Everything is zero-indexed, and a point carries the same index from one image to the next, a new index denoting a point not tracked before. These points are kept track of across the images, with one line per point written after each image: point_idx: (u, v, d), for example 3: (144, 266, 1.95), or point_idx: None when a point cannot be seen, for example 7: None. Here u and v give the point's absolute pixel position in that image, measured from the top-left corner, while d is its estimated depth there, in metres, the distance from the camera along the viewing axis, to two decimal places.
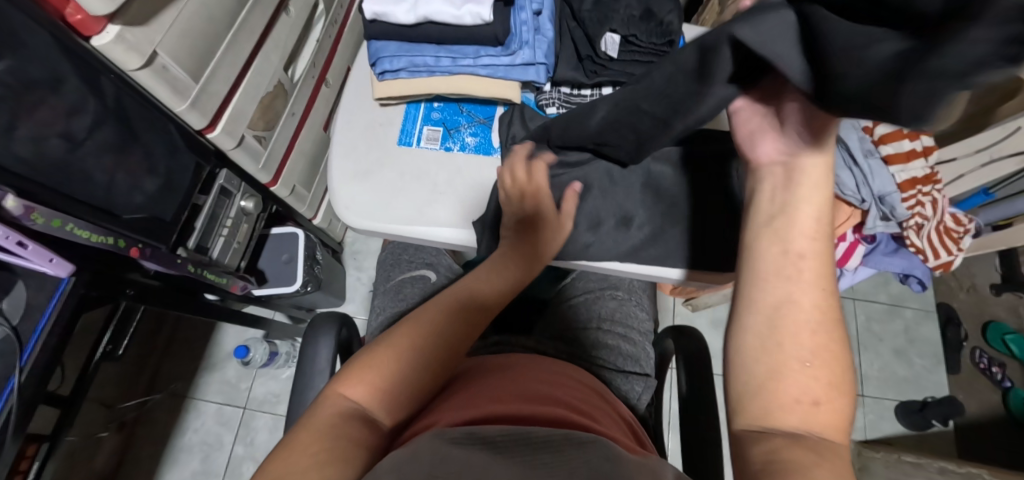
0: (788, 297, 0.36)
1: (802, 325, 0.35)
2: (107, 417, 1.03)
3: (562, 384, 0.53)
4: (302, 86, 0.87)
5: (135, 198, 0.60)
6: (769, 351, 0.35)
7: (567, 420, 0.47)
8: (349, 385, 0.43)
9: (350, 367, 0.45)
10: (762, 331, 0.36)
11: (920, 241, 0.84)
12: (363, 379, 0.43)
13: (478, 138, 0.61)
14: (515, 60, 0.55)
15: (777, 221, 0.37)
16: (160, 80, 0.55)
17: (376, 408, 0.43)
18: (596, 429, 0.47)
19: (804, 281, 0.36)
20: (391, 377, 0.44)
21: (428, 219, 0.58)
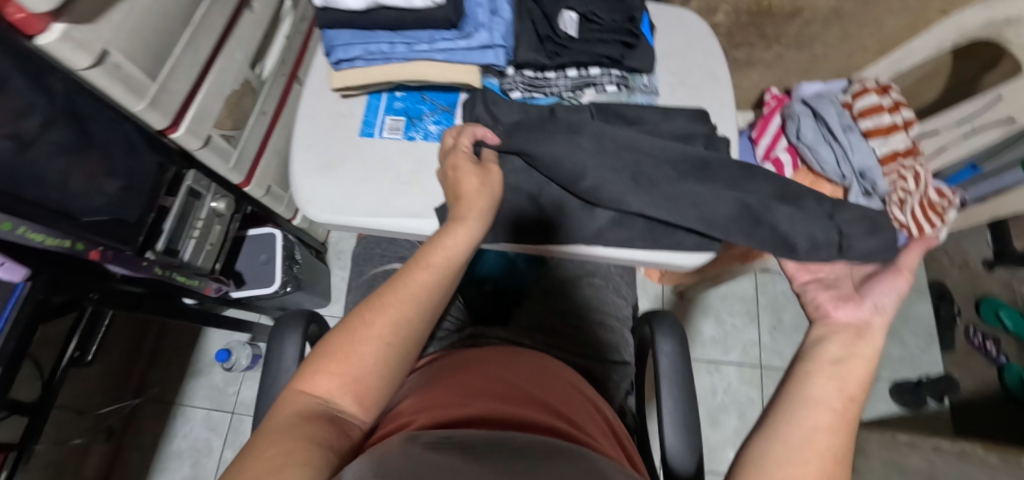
0: (819, 423, 0.37)
1: (825, 455, 0.36)
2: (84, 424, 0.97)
3: (541, 384, 0.52)
4: (272, 83, 0.86)
5: (95, 200, 0.59)
6: (794, 462, 0.35)
7: (545, 423, 0.45)
8: (312, 379, 0.43)
9: (313, 361, 0.43)
10: (790, 441, 0.36)
11: (904, 216, 0.79)
12: (325, 370, 0.43)
13: (441, 126, 0.61)
14: (472, 43, 0.54)
15: (837, 365, 0.41)
16: (113, 78, 0.54)
17: (340, 402, 0.42)
18: (574, 432, 0.45)
19: (837, 417, 0.37)
20: (352, 369, 0.43)
21: (393, 209, 0.57)
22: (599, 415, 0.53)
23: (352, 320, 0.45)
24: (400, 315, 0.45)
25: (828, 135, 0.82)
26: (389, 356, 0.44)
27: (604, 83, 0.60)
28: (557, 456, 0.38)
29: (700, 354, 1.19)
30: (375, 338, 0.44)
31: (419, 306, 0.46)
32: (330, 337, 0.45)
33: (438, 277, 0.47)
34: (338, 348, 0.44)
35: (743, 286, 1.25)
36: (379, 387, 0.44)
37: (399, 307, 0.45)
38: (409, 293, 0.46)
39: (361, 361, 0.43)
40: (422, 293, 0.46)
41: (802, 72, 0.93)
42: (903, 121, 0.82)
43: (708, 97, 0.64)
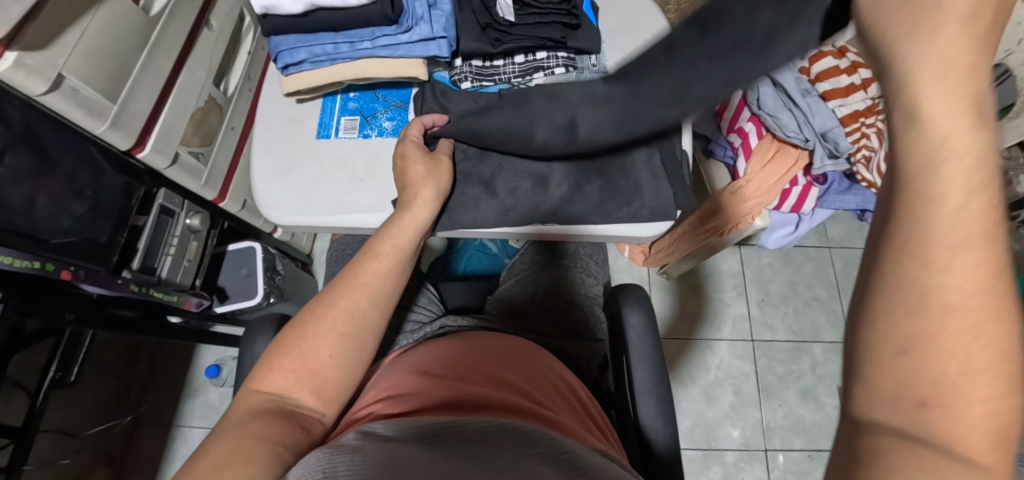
0: (883, 268, 0.25)
1: (913, 303, 0.24)
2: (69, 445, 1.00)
3: (506, 366, 0.53)
4: (238, 99, 0.87)
5: (62, 222, 0.61)
6: (869, 331, 0.25)
7: (507, 404, 0.46)
8: (264, 378, 0.44)
9: (267, 359, 0.45)
10: (867, 345, 0.25)
11: (870, 174, 0.83)
12: (280, 366, 0.44)
13: (396, 121, 0.62)
14: (413, 36, 0.56)
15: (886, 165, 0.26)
16: (72, 102, 0.55)
17: (297, 395, 0.44)
18: (537, 411, 0.45)
19: (906, 253, 0.24)
20: (306, 361, 0.45)
21: (351, 206, 0.58)
22: (566, 391, 0.53)
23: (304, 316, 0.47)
24: (353, 305, 0.47)
25: (788, 100, 0.83)
26: (342, 347, 0.46)
27: (552, 66, 0.61)
28: (507, 438, 0.38)
29: (691, 333, 1.20)
30: (327, 329, 0.46)
31: (372, 295, 0.48)
32: (283, 335, 0.46)
33: (388, 267, 0.50)
34: (292, 345, 0.45)
35: (728, 262, 1.26)
36: (334, 379, 0.45)
37: (351, 298, 0.48)
38: (361, 284, 0.48)
39: (314, 353, 0.45)
40: (374, 283, 0.49)
41: None
42: (863, 80, 0.83)
43: None
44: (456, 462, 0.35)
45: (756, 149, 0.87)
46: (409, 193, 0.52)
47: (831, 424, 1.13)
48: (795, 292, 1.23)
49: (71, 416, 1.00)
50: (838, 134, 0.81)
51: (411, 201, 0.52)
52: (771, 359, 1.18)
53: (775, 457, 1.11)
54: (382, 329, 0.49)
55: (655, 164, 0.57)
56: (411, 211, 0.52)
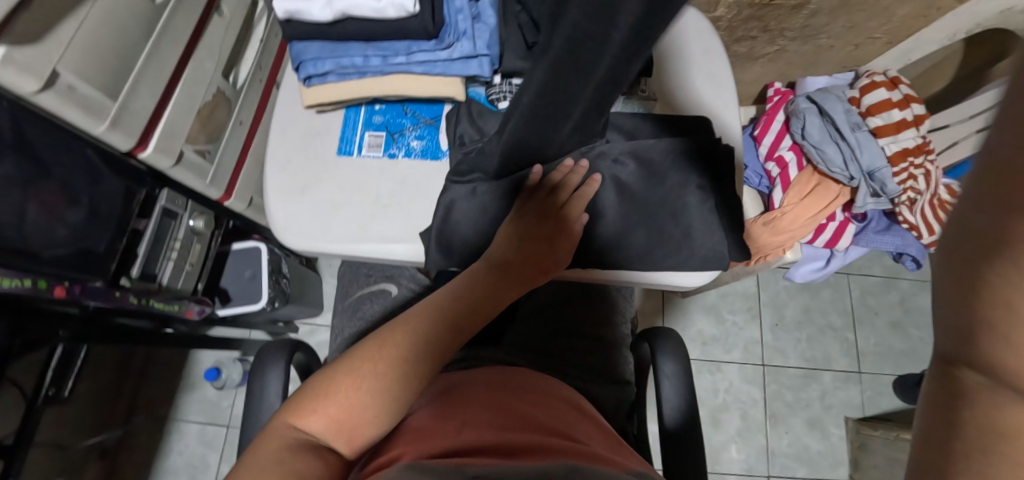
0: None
1: None
2: (64, 459, 0.94)
3: (551, 409, 0.46)
4: (248, 91, 0.81)
5: (57, 233, 0.56)
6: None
7: (553, 445, 0.39)
8: (299, 413, 0.40)
9: (304, 395, 0.42)
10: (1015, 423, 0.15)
11: (914, 217, 0.80)
12: (315, 404, 0.41)
13: (425, 141, 0.56)
14: (453, 53, 0.50)
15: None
16: (68, 102, 0.50)
17: (330, 440, 0.40)
18: (587, 451, 0.39)
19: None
20: (333, 401, 0.41)
21: (373, 235, 0.53)
22: (612, 435, 0.46)
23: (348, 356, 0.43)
24: (396, 350, 0.43)
25: (835, 133, 0.79)
26: (370, 392, 0.41)
27: None
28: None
29: (702, 354, 1.17)
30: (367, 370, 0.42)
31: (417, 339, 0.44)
32: (323, 371, 0.43)
33: (441, 310, 0.46)
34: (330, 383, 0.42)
35: (745, 283, 1.22)
36: (365, 422, 0.40)
37: (389, 342, 0.43)
38: (405, 327, 0.45)
39: (343, 394, 0.41)
40: (418, 326, 0.45)
41: (806, 64, 0.89)
42: (915, 116, 0.79)
43: (709, 103, 0.60)
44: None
45: (794, 181, 0.82)
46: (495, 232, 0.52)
47: (835, 453, 1.12)
48: (810, 318, 1.21)
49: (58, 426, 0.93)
50: (887, 174, 0.77)
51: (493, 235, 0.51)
52: (781, 385, 1.16)
53: None
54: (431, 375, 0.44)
55: (708, 209, 0.52)
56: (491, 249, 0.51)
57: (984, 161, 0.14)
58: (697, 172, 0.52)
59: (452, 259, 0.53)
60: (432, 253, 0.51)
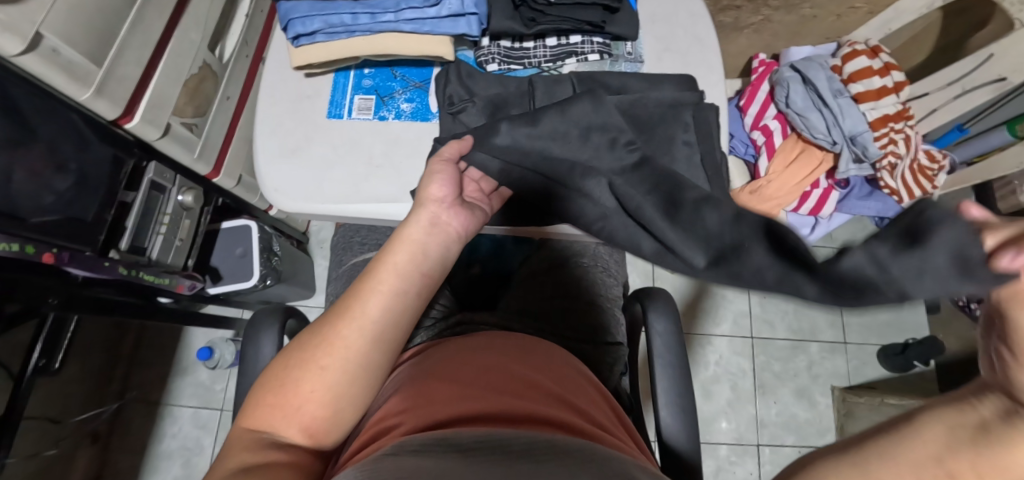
0: None
1: None
2: (57, 433, 0.94)
3: (534, 366, 0.46)
4: (235, 66, 0.81)
5: (45, 199, 0.55)
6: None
7: (529, 413, 0.39)
8: (254, 415, 0.39)
9: (257, 394, 0.40)
10: None
11: (894, 181, 0.83)
12: (266, 403, 0.39)
13: (415, 104, 0.57)
14: (441, 11, 0.50)
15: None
16: (52, 66, 0.49)
17: (289, 436, 0.38)
18: (562, 419, 0.39)
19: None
20: (290, 399, 0.39)
21: (366, 195, 0.53)
22: (593, 392, 0.46)
23: (297, 349, 0.40)
24: (343, 341, 0.40)
25: (818, 100, 0.81)
26: (330, 383, 0.39)
27: (586, 51, 0.57)
28: (570, 454, 0.32)
29: (693, 328, 1.19)
30: (316, 366, 0.39)
31: (367, 326, 0.41)
32: (273, 367, 0.41)
33: (391, 286, 0.43)
34: (281, 381, 0.39)
35: None
36: (322, 417, 0.39)
37: (342, 332, 0.40)
38: (353, 313, 0.41)
39: (301, 390, 0.39)
40: (364, 312, 0.41)
41: (789, 35, 0.91)
42: (894, 83, 0.82)
43: (696, 63, 0.61)
44: (512, 462, 0.30)
45: (779, 149, 0.84)
46: (419, 192, 0.47)
47: (823, 421, 1.15)
48: None
49: (49, 403, 0.92)
50: (868, 138, 0.79)
51: (423, 198, 0.47)
52: (769, 357, 1.18)
53: (766, 451, 1.12)
54: (390, 357, 0.42)
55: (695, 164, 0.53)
56: (420, 218, 0.46)
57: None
58: (685, 128, 0.53)
59: None
60: None
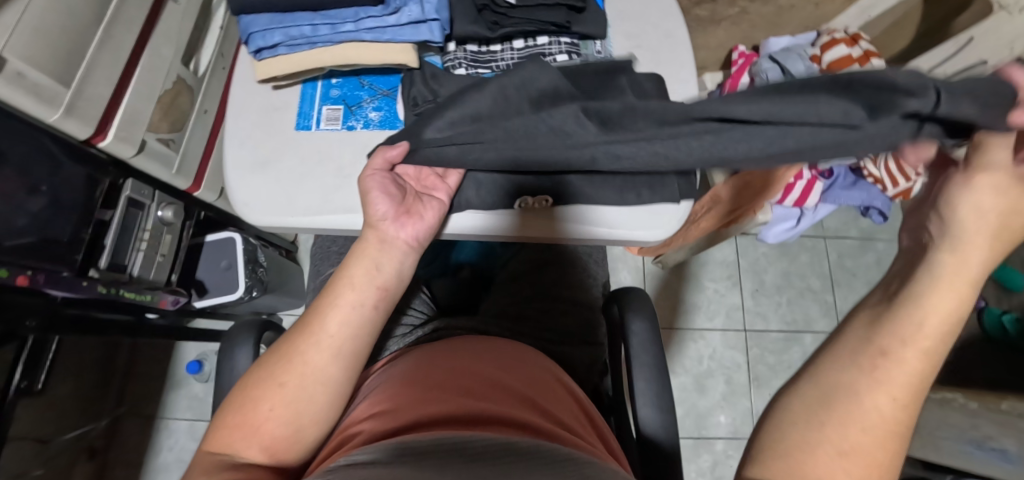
0: (840, 387, 0.37)
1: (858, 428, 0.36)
2: (41, 454, 0.91)
3: (497, 366, 0.46)
4: (211, 79, 0.81)
5: (18, 221, 0.56)
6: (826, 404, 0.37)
7: (483, 412, 0.39)
8: (218, 438, 0.41)
9: (223, 418, 0.42)
10: (805, 436, 0.37)
11: (877, 170, 0.81)
12: (229, 425, 0.41)
13: (383, 112, 0.56)
14: (401, 19, 0.50)
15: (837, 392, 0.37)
16: (17, 89, 0.48)
17: (251, 456, 0.40)
18: (515, 417, 0.39)
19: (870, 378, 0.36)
20: (250, 419, 0.40)
21: (336, 206, 0.53)
22: (559, 389, 0.46)
23: (258, 371, 0.43)
24: (300, 361, 0.42)
25: None
26: (288, 401, 0.41)
27: (553, 52, 0.55)
28: (521, 456, 0.32)
29: (686, 324, 1.19)
30: (275, 386, 0.41)
31: (322, 343, 0.43)
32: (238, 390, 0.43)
33: (344, 303, 0.45)
34: (243, 403, 0.41)
35: (723, 252, 1.24)
36: (282, 435, 0.40)
37: (302, 352, 0.42)
38: (308, 333, 0.43)
39: (260, 409, 0.41)
40: (319, 331, 0.43)
41: (768, 26, 0.91)
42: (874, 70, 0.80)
43: (667, 60, 0.60)
44: (458, 465, 0.30)
45: None
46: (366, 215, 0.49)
47: None
48: (790, 282, 1.22)
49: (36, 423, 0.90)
50: None
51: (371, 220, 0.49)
52: (763, 349, 1.18)
53: None
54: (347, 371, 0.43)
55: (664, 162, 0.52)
56: (370, 240, 0.48)
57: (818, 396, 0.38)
58: None
59: None
60: None
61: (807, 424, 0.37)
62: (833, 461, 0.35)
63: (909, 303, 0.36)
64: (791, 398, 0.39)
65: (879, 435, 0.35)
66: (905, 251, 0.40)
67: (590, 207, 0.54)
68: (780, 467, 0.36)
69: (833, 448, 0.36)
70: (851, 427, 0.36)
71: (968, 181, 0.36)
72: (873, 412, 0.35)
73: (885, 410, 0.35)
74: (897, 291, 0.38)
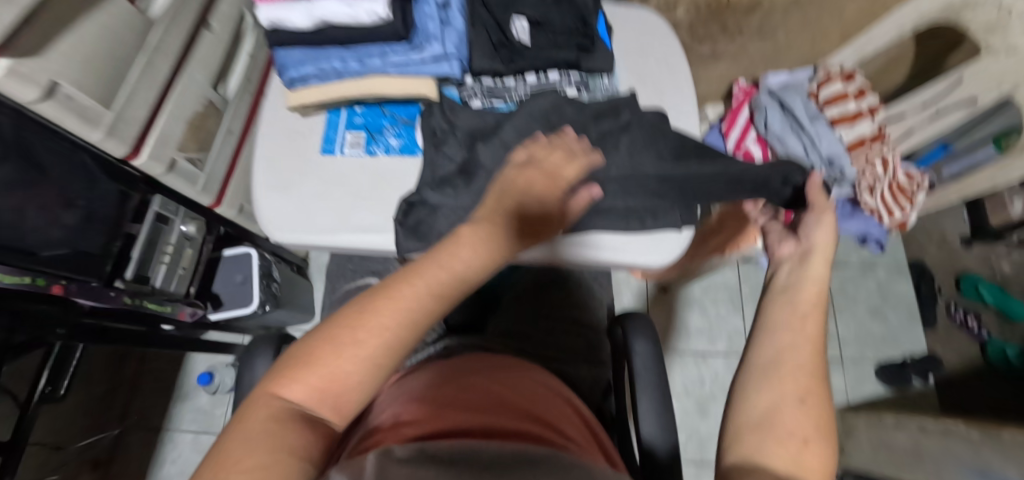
0: (773, 363, 0.40)
1: (790, 393, 0.38)
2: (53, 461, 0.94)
3: (522, 389, 0.48)
4: (237, 102, 0.85)
5: (53, 233, 0.59)
6: (770, 383, 0.39)
7: (524, 434, 0.41)
8: (288, 379, 0.33)
9: (289, 358, 0.33)
10: (761, 413, 0.37)
11: (874, 201, 0.84)
12: (308, 368, 0.33)
13: (402, 139, 0.60)
14: (424, 56, 0.54)
15: (776, 370, 0.39)
16: (65, 110, 0.52)
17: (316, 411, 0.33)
18: (556, 442, 0.41)
19: (792, 344, 0.40)
20: (336, 368, 0.33)
21: (354, 226, 0.56)
22: (575, 414, 0.49)
23: (352, 311, 0.34)
24: (407, 309, 0.34)
25: (795, 125, 0.84)
26: (385, 352, 0.33)
27: (563, 86, 0.59)
28: (535, 464, 0.34)
29: (688, 347, 1.20)
30: (372, 332, 0.33)
31: (437, 299, 0.36)
32: (312, 332, 0.34)
33: (468, 267, 0.38)
34: (331, 344, 0.33)
35: (725, 276, 1.26)
36: (364, 391, 0.34)
37: (411, 301, 0.35)
38: (423, 281, 0.36)
39: (350, 357, 0.33)
40: (438, 284, 0.36)
41: (767, 62, 0.95)
42: (869, 106, 0.84)
43: (670, 94, 0.64)
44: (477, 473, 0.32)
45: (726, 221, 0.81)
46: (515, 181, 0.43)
47: None
48: None
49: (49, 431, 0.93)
50: (845, 161, 0.82)
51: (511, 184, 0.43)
52: None
53: None
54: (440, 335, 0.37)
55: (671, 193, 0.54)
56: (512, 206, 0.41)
57: (758, 374, 0.40)
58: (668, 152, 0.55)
59: (425, 243, 0.53)
60: (407, 238, 0.54)
61: (769, 386, 0.38)
62: (797, 411, 0.37)
63: (800, 278, 0.44)
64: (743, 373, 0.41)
65: (813, 378, 0.39)
66: (785, 262, 0.48)
67: (591, 235, 0.58)
68: (757, 440, 0.36)
69: (792, 399, 0.37)
70: (795, 375, 0.39)
71: (819, 217, 0.48)
72: (805, 357, 0.39)
73: (812, 355, 0.39)
74: (794, 276, 0.45)
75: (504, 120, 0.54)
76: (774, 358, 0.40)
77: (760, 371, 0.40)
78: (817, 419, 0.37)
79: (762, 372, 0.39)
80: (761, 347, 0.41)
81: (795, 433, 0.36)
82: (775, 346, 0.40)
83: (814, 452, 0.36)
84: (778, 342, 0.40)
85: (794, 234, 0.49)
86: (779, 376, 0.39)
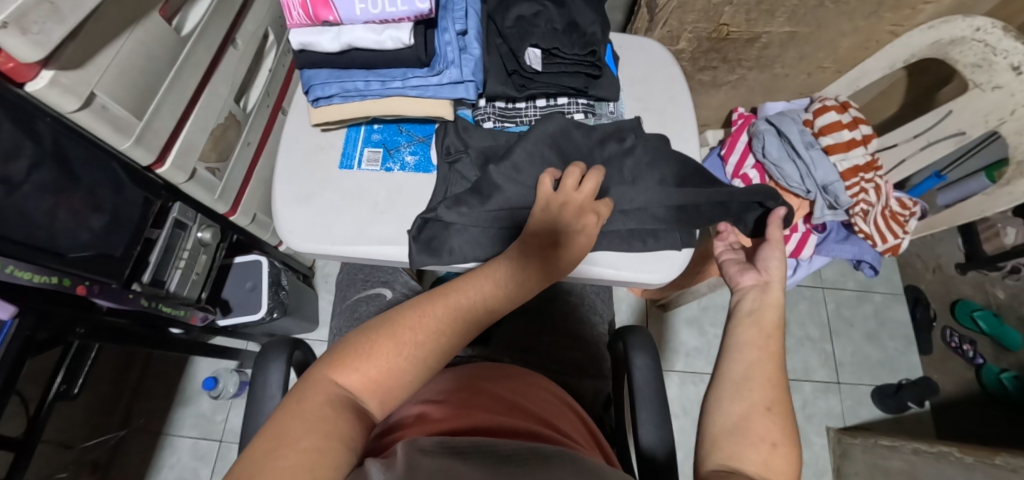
0: (744, 375, 0.44)
1: (757, 402, 0.42)
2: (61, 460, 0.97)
3: (533, 395, 0.50)
4: (257, 115, 0.88)
5: (81, 236, 0.61)
6: (739, 390, 0.43)
7: (535, 433, 0.43)
8: (340, 370, 0.39)
9: (339, 352, 0.41)
10: (735, 420, 0.41)
11: (868, 226, 0.87)
12: (355, 364, 0.39)
13: (418, 156, 0.63)
14: (443, 79, 0.57)
15: (746, 381, 0.43)
16: (100, 120, 0.55)
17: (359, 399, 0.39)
18: (564, 441, 0.43)
19: (757, 358, 0.45)
20: (377, 364, 0.40)
21: (370, 238, 0.59)
22: (580, 419, 0.51)
23: (392, 321, 0.42)
24: (435, 322, 0.43)
25: (791, 152, 0.87)
26: (415, 357, 0.41)
27: (571, 111, 0.63)
28: (551, 459, 0.36)
29: (685, 366, 1.22)
30: (406, 340, 0.41)
31: (459, 316, 0.44)
32: (359, 334, 0.42)
33: (486, 295, 0.46)
34: (376, 347, 0.40)
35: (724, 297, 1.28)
36: (399, 386, 0.40)
37: (439, 316, 0.43)
38: (450, 302, 0.44)
39: (389, 356, 0.40)
40: (462, 305, 0.45)
41: (765, 92, 0.99)
42: (862, 136, 0.88)
43: (672, 121, 0.67)
44: (493, 464, 0.35)
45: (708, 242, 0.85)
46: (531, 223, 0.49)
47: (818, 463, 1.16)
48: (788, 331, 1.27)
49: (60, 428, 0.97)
50: (839, 188, 0.85)
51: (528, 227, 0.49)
52: None
53: None
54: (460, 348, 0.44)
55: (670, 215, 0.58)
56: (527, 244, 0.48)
57: (730, 385, 0.44)
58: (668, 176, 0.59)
59: (436, 257, 0.56)
60: (416, 251, 0.56)
61: (740, 395, 0.42)
62: (766, 417, 0.41)
63: (765, 303, 0.49)
64: (719, 384, 0.44)
65: (777, 389, 0.43)
66: (744, 292, 0.52)
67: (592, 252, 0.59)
68: (732, 445, 0.40)
69: (761, 407, 0.42)
70: (763, 387, 0.43)
71: (772, 250, 0.53)
72: (769, 370, 0.44)
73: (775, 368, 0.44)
74: (757, 303, 0.50)
75: (516, 143, 0.58)
76: (743, 372, 0.44)
77: (734, 384, 0.43)
78: (783, 423, 0.41)
79: (733, 383, 0.44)
80: (735, 361, 0.45)
81: (765, 438, 0.40)
82: (744, 360, 0.45)
83: (782, 454, 0.40)
84: (749, 358, 0.45)
85: (755, 265, 0.53)
86: (749, 388, 0.43)
